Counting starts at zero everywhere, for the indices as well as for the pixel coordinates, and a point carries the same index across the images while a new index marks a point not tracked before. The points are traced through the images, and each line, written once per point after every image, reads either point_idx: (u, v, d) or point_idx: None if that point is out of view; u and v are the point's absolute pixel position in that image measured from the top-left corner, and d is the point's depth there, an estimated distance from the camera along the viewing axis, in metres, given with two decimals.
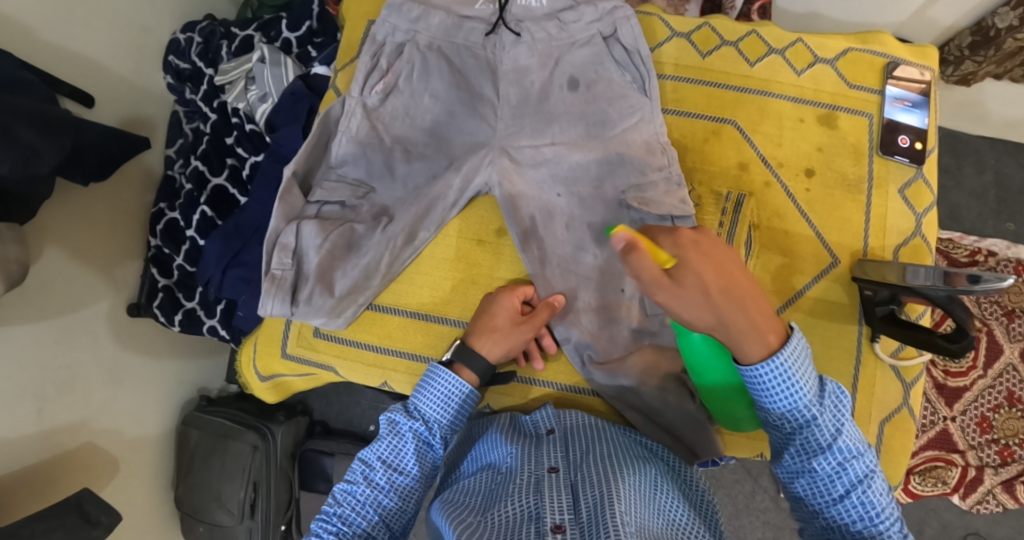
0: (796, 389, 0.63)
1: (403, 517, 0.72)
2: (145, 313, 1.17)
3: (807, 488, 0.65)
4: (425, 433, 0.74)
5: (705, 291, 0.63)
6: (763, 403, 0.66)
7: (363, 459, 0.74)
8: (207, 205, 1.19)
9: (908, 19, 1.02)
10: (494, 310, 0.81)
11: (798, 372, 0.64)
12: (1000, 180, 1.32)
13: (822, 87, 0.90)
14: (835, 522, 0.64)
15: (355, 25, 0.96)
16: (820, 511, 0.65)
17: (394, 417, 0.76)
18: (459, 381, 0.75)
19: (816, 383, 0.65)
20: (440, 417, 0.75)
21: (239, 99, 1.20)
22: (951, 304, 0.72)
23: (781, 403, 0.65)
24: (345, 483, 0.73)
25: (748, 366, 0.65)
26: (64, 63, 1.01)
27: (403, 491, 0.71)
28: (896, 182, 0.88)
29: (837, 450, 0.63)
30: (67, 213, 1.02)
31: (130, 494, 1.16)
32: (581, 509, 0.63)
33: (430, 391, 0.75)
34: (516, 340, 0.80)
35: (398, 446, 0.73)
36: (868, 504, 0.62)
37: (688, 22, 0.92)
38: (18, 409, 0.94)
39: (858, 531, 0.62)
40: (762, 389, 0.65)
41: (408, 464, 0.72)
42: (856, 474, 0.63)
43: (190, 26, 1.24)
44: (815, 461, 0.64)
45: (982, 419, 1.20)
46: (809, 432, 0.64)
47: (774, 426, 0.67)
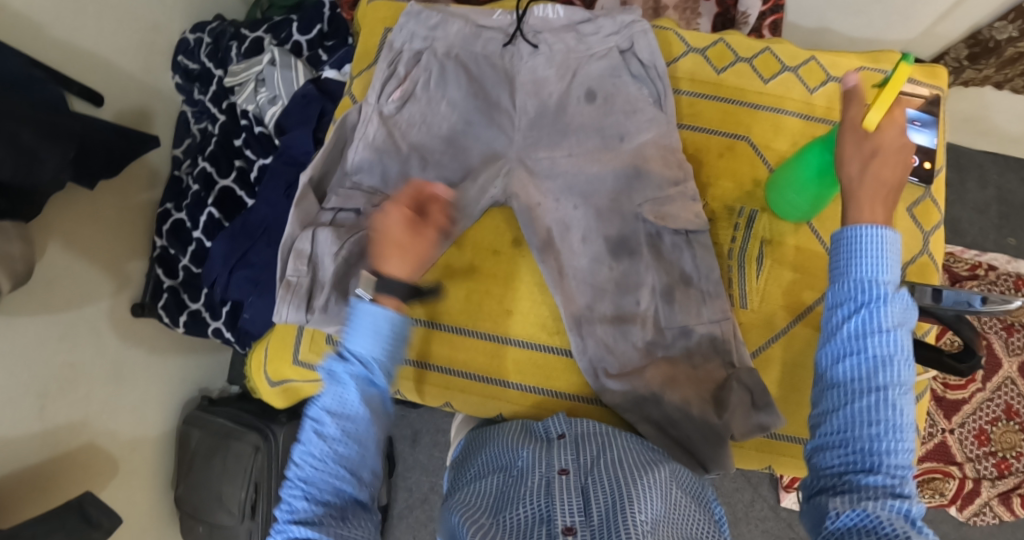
0: (883, 267, 0.56)
1: (366, 465, 0.67)
2: (149, 313, 1.18)
3: (846, 375, 0.55)
4: (365, 373, 0.68)
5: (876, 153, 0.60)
6: (844, 265, 0.58)
7: (310, 422, 0.68)
8: (214, 206, 1.21)
9: (916, 37, 1.04)
10: (386, 226, 0.72)
11: (894, 254, 0.56)
12: (1002, 195, 1.33)
13: (834, 106, 0.91)
14: (853, 422, 0.54)
15: (372, 31, 0.96)
16: (849, 404, 0.55)
17: (330, 368, 0.69)
18: (383, 314, 0.68)
19: (897, 273, 0.56)
20: (375, 354, 0.68)
21: (249, 101, 1.21)
22: (959, 324, 0.72)
23: (861, 270, 0.56)
24: (301, 449, 0.67)
25: (858, 226, 0.57)
26: (74, 61, 1.01)
27: (359, 436, 0.66)
28: (906, 201, 0.89)
29: (888, 339, 0.54)
30: (72, 211, 1.02)
31: (130, 494, 1.16)
32: (592, 513, 0.65)
33: (358, 330, 0.68)
34: (424, 247, 0.72)
35: (341, 394, 0.67)
36: (897, 415, 0.53)
37: (703, 38, 0.93)
38: (20, 407, 0.93)
39: (881, 442, 0.52)
40: (853, 252, 0.57)
41: (357, 409, 0.67)
42: (899, 378, 0.54)
43: (200, 26, 1.25)
44: (865, 340, 0.55)
45: (980, 431, 1.22)
46: (874, 309, 0.55)
47: (836, 300, 0.58)
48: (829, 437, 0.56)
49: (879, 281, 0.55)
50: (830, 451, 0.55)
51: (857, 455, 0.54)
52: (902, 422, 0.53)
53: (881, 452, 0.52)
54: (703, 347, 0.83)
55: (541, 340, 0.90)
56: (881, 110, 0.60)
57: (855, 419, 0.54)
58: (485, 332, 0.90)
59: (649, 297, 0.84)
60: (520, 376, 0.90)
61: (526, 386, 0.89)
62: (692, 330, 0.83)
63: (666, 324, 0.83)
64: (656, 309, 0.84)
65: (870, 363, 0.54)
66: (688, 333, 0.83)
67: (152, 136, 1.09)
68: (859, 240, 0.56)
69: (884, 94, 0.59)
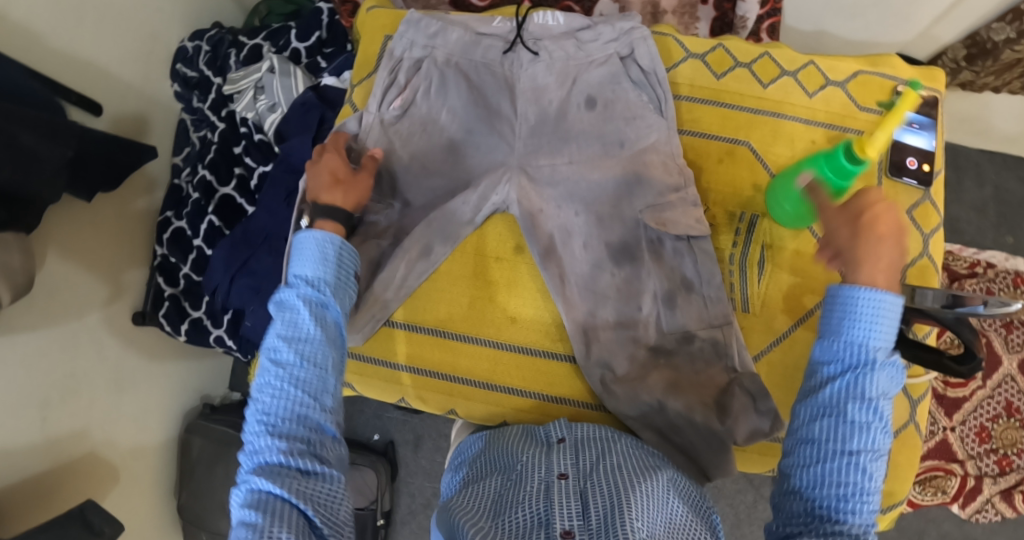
0: (877, 334, 0.57)
1: (326, 387, 0.66)
2: (150, 322, 1.19)
3: (822, 433, 0.57)
4: (314, 294, 0.70)
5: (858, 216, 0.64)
6: (839, 325, 0.59)
7: (266, 353, 0.67)
8: (214, 214, 1.21)
9: (914, 38, 1.06)
10: (325, 169, 0.79)
11: (890, 322, 0.58)
12: (999, 194, 1.34)
13: (833, 109, 0.91)
14: (824, 480, 0.56)
15: (372, 39, 0.96)
16: (820, 461, 0.57)
17: (279, 302, 0.71)
18: (324, 235, 0.72)
19: (887, 341, 0.58)
20: (321, 274, 0.71)
21: (248, 109, 1.22)
22: (959, 325, 0.72)
23: (854, 333, 0.58)
24: (259, 384, 0.66)
25: (856, 288, 0.59)
26: (73, 70, 1.01)
27: (316, 358, 0.66)
28: (905, 203, 0.89)
29: (867, 406, 0.56)
30: (72, 221, 1.02)
31: (132, 503, 1.16)
32: (590, 515, 0.64)
33: (302, 255, 0.71)
34: (362, 188, 0.80)
35: (292, 319, 0.68)
36: (866, 479, 0.55)
37: (702, 44, 0.93)
38: (22, 417, 0.93)
39: (845, 503, 0.55)
40: (850, 314, 0.58)
41: (309, 330, 0.67)
42: (874, 442, 0.56)
43: (198, 34, 1.26)
44: (846, 403, 0.57)
45: (981, 429, 1.23)
46: (862, 374, 0.57)
47: (825, 358, 0.60)
48: (799, 492, 0.58)
49: (868, 348, 0.57)
50: (797, 503, 0.58)
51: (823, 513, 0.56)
52: (870, 486, 0.56)
53: (845, 512, 0.55)
54: (705, 352, 0.83)
55: (545, 346, 0.90)
56: (887, 133, 0.69)
57: (827, 478, 0.56)
58: (488, 339, 0.90)
59: (651, 303, 0.85)
60: (524, 383, 0.90)
61: (530, 392, 0.90)
62: (694, 336, 0.83)
63: (668, 329, 0.84)
64: (658, 314, 0.85)
65: (848, 426, 0.56)
66: (690, 339, 0.83)
67: (149, 147, 1.09)
68: (858, 303, 0.58)
69: (888, 119, 0.68)
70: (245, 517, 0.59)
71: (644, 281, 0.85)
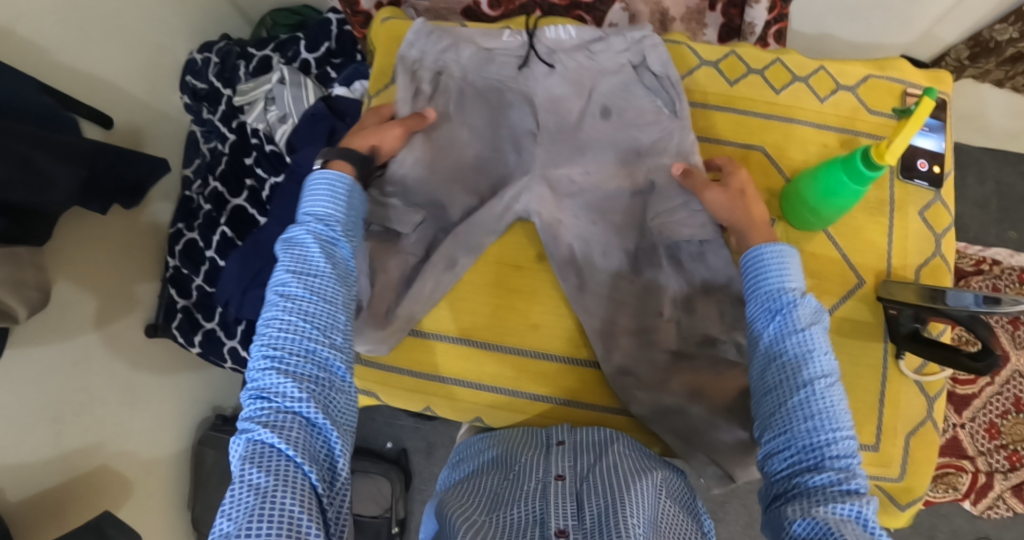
0: (785, 276, 0.68)
1: (335, 329, 0.67)
2: (163, 333, 1.19)
3: (775, 378, 0.63)
4: (326, 231, 0.71)
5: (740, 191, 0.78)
6: (755, 282, 0.69)
7: (273, 288, 0.68)
8: (227, 225, 1.22)
9: (916, 40, 1.08)
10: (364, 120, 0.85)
11: (793, 267, 0.69)
12: (1001, 190, 1.35)
13: (842, 113, 0.92)
14: (794, 419, 0.60)
15: (386, 51, 0.97)
16: (783, 402, 0.61)
17: (287, 238, 0.71)
18: (337, 173, 0.73)
19: (799, 283, 0.67)
20: (334, 213, 0.72)
21: (259, 120, 1.23)
22: (974, 324, 0.74)
23: (769, 283, 0.68)
24: (264, 320, 0.66)
25: (757, 246, 0.71)
26: (82, 84, 1.02)
27: (326, 293, 0.67)
28: (916, 204, 0.90)
29: (805, 339, 0.63)
30: (81, 235, 1.03)
31: (146, 515, 1.16)
32: (586, 516, 0.67)
33: (315, 194, 0.72)
34: (385, 134, 0.82)
35: (302, 254, 0.69)
36: (827, 402, 0.59)
37: (715, 51, 0.94)
38: (35, 433, 0.94)
39: (814, 427, 0.59)
40: (759, 269, 0.69)
41: (319, 263, 0.68)
42: (821, 368, 0.61)
43: (207, 46, 1.26)
44: (784, 340, 0.64)
45: (991, 424, 1.24)
46: (783, 315, 0.65)
47: (757, 316, 0.68)
48: (774, 443, 0.61)
49: (783, 290, 0.67)
50: (776, 456, 0.60)
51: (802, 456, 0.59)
52: (834, 411, 0.59)
53: (819, 438, 0.58)
54: (724, 355, 0.84)
55: (568, 353, 0.91)
56: (906, 139, 0.68)
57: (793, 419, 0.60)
58: (511, 346, 0.91)
59: (671, 308, 0.86)
60: (547, 389, 0.91)
61: (554, 398, 0.90)
62: (713, 340, 0.84)
63: (688, 334, 0.85)
64: (675, 319, 0.85)
65: (793, 359, 0.62)
66: (709, 343, 0.84)
67: (161, 159, 1.10)
68: (761, 255, 0.69)
69: (906, 127, 0.68)
70: (249, 462, 0.58)
71: (660, 286, 0.86)
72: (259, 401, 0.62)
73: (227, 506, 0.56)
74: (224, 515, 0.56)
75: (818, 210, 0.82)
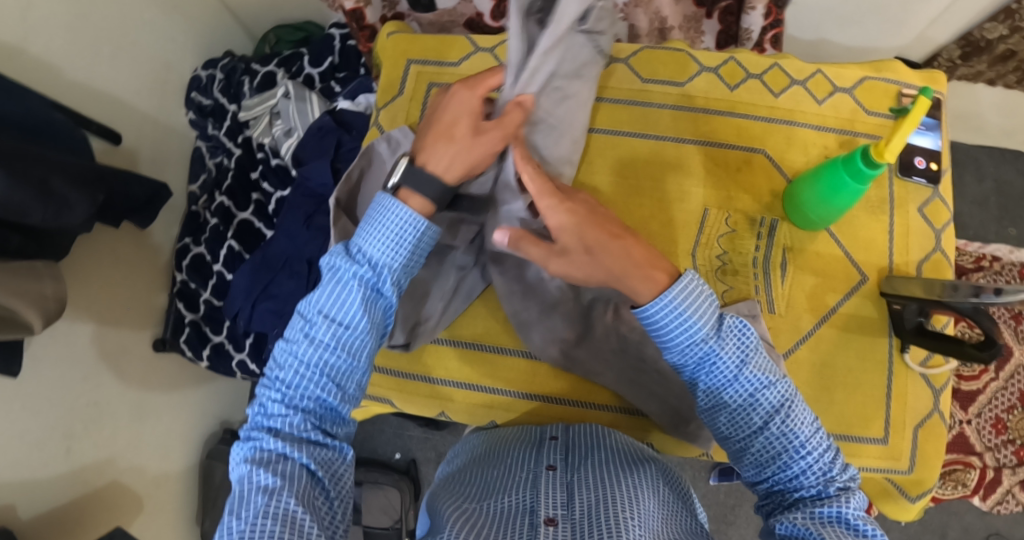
0: (690, 325, 0.62)
1: (355, 374, 0.65)
2: (171, 348, 1.21)
3: (729, 427, 0.63)
4: (373, 280, 0.64)
5: (591, 250, 0.65)
6: (660, 340, 0.64)
7: (300, 321, 0.64)
8: (233, 239, 1.23)
9: (911, 42, 1.11)
10: (454, 116, 0.67)
11: (693, 308, 0.62)
12: (1000, 187, 1.36)
13: (841, 115, 0.94)
14: (761, 459, 0.61)
15: (394, 64, 0.99)
16: (745, 445, 0.62)
17: (332, 271, 0.65)
18: (414, 217, 0.64)
19: (712, 315, 0.63)
20: (391, 260, 0.64)
21: (264, 134, 1.24)
22: (979, 315, 0.76)
23: (678, 341, 0.63)
24: (285, 347, 0.64)
25: (647, 302, 0.64)
26: (91, 101, 1.03)
27: (353, 347, 0.63)
28: (916, 201, 0.91)
29: (743, 381, 0.61)
30: (93, 251, 1.04)
31: (158, 530, 1.17)
32: (574, 505, 0.67)
33: (376, 231, 0.64)
34: (479, 152, 0.67)
35: (340, 296, 0.63)
36: (789, 434, 0.59)
37: (715, 57, 0.96)
38: (48, 448, 0.94)
39: (784, 462, 0.60)
40: (659, 330, 0.64)
41: (357, 318, 0.63)
42: (769, 404, 0.61)
43: (212, 63, 1.28)
44: (721, 392, 0.63)
45: (997, 420, 1.24)
46: (708, 367, 0.62)
47: (682, 369, 0.65)
48: (754, 477, 0.63)
49: (698, 342, 0.62)
50: (759, 485, 0.63)
51: (780, 483, 0.61)
52: (798, 437, 0.59)
53: (791, 470, 0.59)
54: None
55: None
56: (902, 138, 0.71)
57: (764, 457, 0.61)
58: (523, 350, 0.93)
59: None
60: (562, 391, 0.92)
61: (567, 401, 0.92)
62: None
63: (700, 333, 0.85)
64: None
65: (739, 407, 0.62)
66: None
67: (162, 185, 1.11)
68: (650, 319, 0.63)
69: (903, 124, 0.70)
70: (256, 466, 0.58)
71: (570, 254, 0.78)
72: (267, 418, 0.62)
73: (235, 505, 0.57)
74: (233, 514, 0.57)
75: (828, 210, 0.83)
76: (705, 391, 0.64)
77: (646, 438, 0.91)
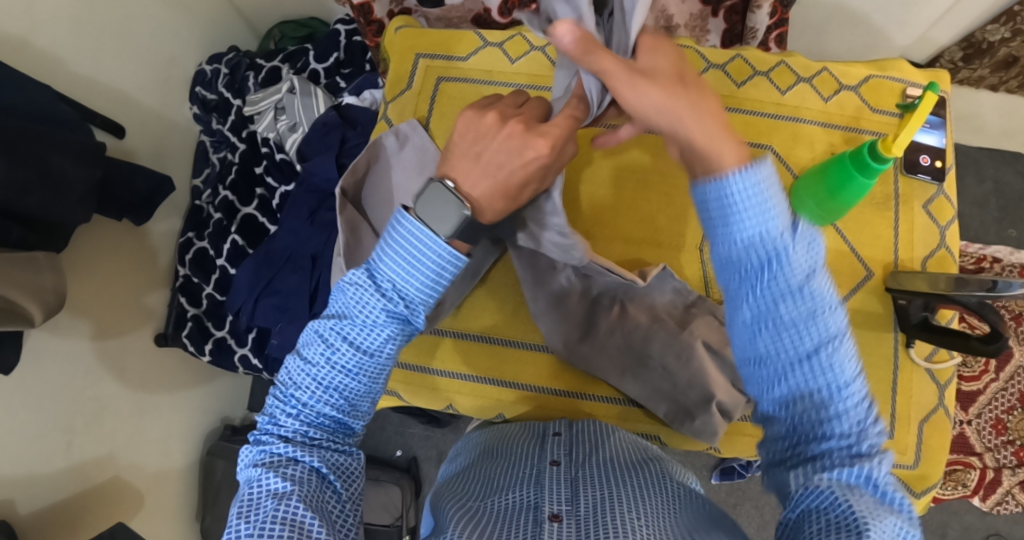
0: (761, 208, 0.46)
1: (372, 395, 0.61)
2: (173, 343, 1.19)
3: (766, 349, 0.47)
4: (402, 314, 0.57)
5: (682, 82, 0.51)
6: (715, 219, 0.47)
7: (319, 337, 0.59)
8: (238, 234, 1.23)
9: (913, 43, 1.11)
10: (504, 158, 0.59)
11: (770, 191, 0.46)
12: (1000, 189, 1.37)
13: (846, 112, 0.94)
14: (796, 395, 0.47)
15: (402, 59, 0.99)
16: (782, 378, 0.47)
17: (356, 292, 0.57)
18: (454, 256, 0.56)
19: (789, 206, 0.47)
20: (424, 295, 0.57)
21: (269, 129, 1.25)
22: (984, 309, 0.74)
23: (736, 225, 0.46)
24: (301, 363, 0.59)
25: (709, 174, 0.47)
26: (95, 94, 1.03)
27: (377, 373, 0.59)
28: (920, 198, 0.92)
29: (807, 295, 0.46)
30: (95, 245, 1.04)
31: (158, 527, 1.16)
32: (579, 502, 0.66)
33: (411, 264, 0.55)
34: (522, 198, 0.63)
35: (368, 326, 0.57)
36: (838, 369, 0.46)
37: (722, 54, 0.96)
38: (48, 442, 0.94)
39: (825, 404, 0.46)
40: (718, 208, 0.47)
41: (384, 349, 0.58)
42: (829, 330, 0.46)
43: (216, 58, 1.28)
44: (776, 303, 0.46)
45: (997, 421, 1.24)
46: (768, 266, 0.46)
47: (726, 262, 0.48)
48: (771, 412, 0.49)
49: (765, 232, 0.46)
50: (776, 426, 0.49)
51: (808, 427, 0.47)
52: (843, 378, 0.46)
53: (828, 417, 0.46)
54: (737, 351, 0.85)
55: None
56: (909, 135, 0.72)
57: (797, 393, 0.47)
58: (530, 342, 0.93)
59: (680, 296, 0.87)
60: (569, 384, 0.92)
61: (574, 394, 0.92)
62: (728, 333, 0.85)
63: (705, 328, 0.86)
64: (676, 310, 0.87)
65: (790, 327, 0.46)
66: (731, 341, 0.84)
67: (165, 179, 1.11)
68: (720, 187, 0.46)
69: (912, 120, 0.72)
70: (267, 472, 0.56)
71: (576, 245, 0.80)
72: (279, 424, 0.59)
73: (243, 507, 0.55)
74: (240, 516, 0.55)
75: (833, 207, 0.84)
76: (748, 303, 0.47)
77: (652, 431, 0.92)
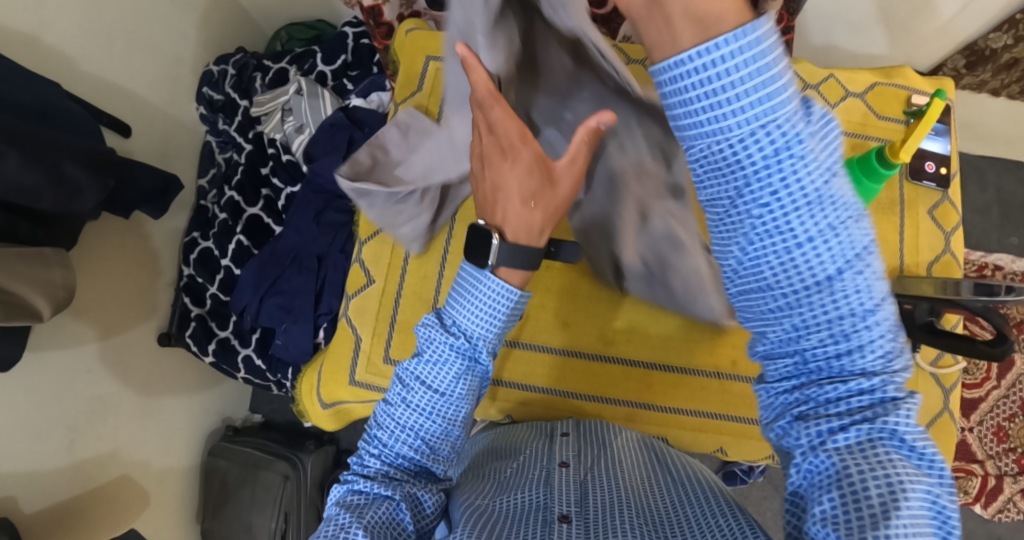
0: (764, 91, 0.41)
1: (449, 437, 0.63)
2: (176, 342, 1.20)
3: (773, 272, 0.45)
4: (467, 349, 0.61)
5: None
6: (711, 108, 0.43)
7: (398, 381, 0.64)
8: (243, 234, 1.23)
9: (918, 50, 1.12)
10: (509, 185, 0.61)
11: (775, 67, 0.41)
12: (1002, 197, 1.38)
13: (852, 119, 0.95)
14: (809, 325, 0.45)
15: (412, 59, 1.00)
16: (793, 304, 0.45)
17: (427, 334, 0.63)
18: (506, 288, 0.60)
19: (797, 88, 0.42)
20: (486, 330, 0.61)
21: (276, 130, 1.25)
22: (988, 312, 0.77)
23: (737, 115, 0.42)
24: (385, 405, 0.64)
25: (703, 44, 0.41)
26: (103, 92, 1.04)
27: (450, 415, 0.62)
28: (926, 203, 0.92)
29: (825, 206, 0.43)
30: (102, 243, 1.04)
31: (159, 527, 1.16)
32: (588, 505, 0.66)
33: (471, 304, 0.61)
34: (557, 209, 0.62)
35: (437, 364, 0.61)
36: (858, 294, 0.44)
37: None
38: (51, 439, 0.94)
39: (841, 335, 0.45)
40: (717, 93, 0.42)
41: (452, 387, 0.61)
42: (848, 248, 0.43)
43: (224, 58, 1.28)
44: (787, 216, 0.43)
45: (999, 428, 1.25)
46: (775, 167, 0.42)
47: (721, 157, 0.44)
48: (781, 343, 0.47)
49: (766, 120, 0.41)
50: (778, 364, 0.48)
51: (818, 363, 0.46)
52: (862, 304, 0.44)
53: (844, 355, 0.45)
54: None
55: (598, 350, 0.93)
56: (917, 141, 0.72)
57: (808, 324, 0.45)
58: (538, 343, 0.93)
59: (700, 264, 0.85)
60: (575, 385, 0.93)
61: (581, 395, 0.93)
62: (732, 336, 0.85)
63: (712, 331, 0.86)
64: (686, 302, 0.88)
65: (800, 242, 0.44)
66: None
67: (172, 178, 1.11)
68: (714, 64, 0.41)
69: (920, 125, 0.72)
70: (343, 507, 0.60)
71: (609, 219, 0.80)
72: (362, 463, 0.64)
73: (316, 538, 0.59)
74: None
75: None
76: (752, 222, 0.45)
77: (658, 432, 0.92)
